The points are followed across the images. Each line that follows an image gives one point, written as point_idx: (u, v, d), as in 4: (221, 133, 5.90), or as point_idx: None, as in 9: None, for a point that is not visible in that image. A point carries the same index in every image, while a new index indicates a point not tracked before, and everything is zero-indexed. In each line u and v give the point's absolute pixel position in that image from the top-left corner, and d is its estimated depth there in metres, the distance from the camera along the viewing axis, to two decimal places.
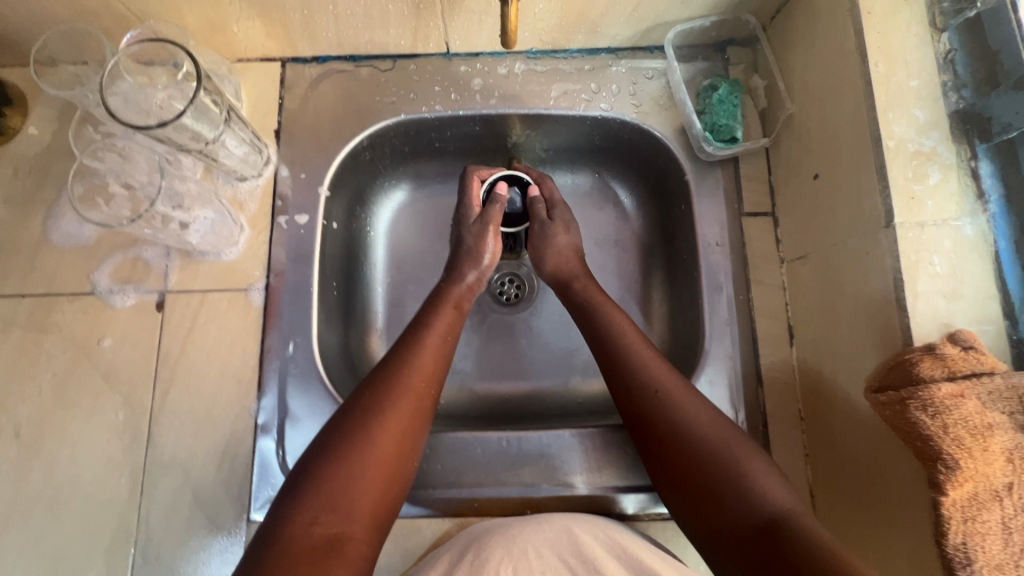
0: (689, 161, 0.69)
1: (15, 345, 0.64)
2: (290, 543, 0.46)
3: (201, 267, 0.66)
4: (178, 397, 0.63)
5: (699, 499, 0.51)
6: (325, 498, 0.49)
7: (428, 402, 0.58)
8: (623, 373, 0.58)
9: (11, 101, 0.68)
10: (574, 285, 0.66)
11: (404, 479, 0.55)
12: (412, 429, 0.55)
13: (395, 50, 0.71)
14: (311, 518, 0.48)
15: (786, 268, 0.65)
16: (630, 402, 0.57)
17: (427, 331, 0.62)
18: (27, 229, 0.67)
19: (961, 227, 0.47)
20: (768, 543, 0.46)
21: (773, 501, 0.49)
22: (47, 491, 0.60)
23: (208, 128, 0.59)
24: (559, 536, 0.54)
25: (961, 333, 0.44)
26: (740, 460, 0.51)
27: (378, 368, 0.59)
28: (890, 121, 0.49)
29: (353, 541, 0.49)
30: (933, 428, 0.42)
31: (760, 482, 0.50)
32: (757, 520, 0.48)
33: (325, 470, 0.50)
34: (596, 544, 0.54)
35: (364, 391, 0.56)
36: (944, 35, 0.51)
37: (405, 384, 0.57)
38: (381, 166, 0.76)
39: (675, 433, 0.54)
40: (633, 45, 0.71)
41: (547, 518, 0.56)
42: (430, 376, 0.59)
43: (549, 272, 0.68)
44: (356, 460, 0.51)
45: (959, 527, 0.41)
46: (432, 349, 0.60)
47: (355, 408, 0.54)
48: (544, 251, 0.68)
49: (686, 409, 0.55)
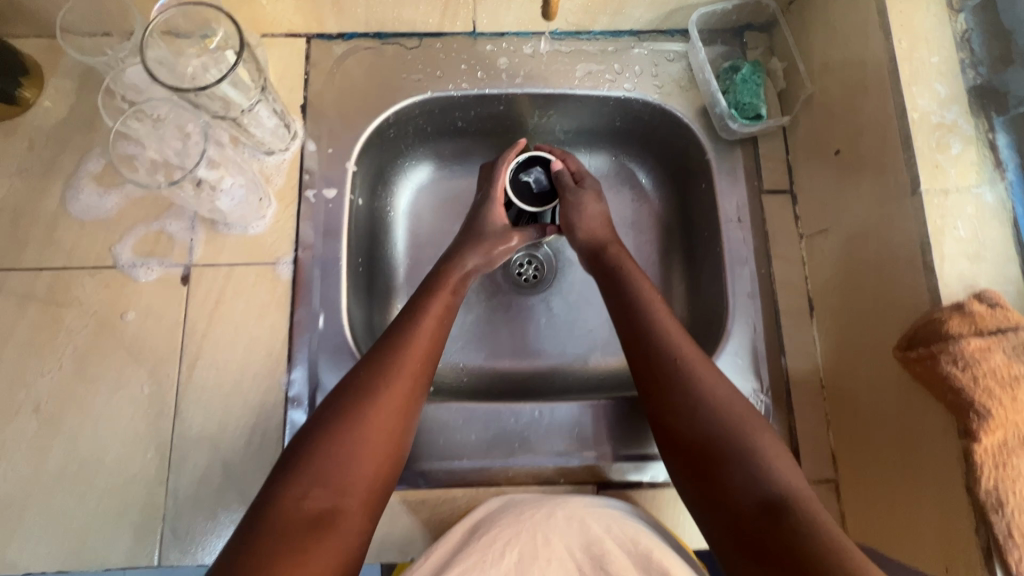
0: (710, 141, 0.71)
1: (33, 319, 0.62)
2: (279, 516, 0.45)
3: (226, 240, 0.65)
4: (206, 371, 0.62)
5: (701, 473, 0.52)
6: (317, 472, 0.47)
7: (422, 384, 0.55)
8: (646, 345, 0.59)
9: (27, 72, 0.66)
10: (609, 249, 0.68)
11: (396, 463, 0.52)
12: (405, 412, 0.53)
13: (422, 28, 0.71)
14: (302, 492, 0.46)
15: (804, 242, 0.67)
16: (648, 373, 0.58)
17: (422, 316, 0.58)
18: (44, 201, 0.65)
19: (982, 194, 0.50)
20: (763, 519, 0.47)
21: (782, 480, 0.49)
22: (71, 466, 0.59)
23: (243, 97, 0.58)
24: (569, 525, 0.53)
25: (987, 292, 0.47)
26: (753, 437, 0.52)
27: (377, 345, 0.56)
28: (914, 95, 0.52)
29: (346, 518, 0.47)
30: (963, 380, 0.45)
31: (769, 460, 0.50)
32: (756, 498, 0.48)
33: (320, 444, 0.48)
34: (605, 535, 0.52)
35: (362, 367, 0.53)
36: (961, 15, 0.54)
37: (403, 364, 0.54)
38: (403, 145, 0.76)
39: (690, 407, 0.54)
40: (655, 28, 0.73)
41: (561, 505, 0.55)
42: (427, 357, 0.56)
43: (583, 239, 0.68)
44: (351, 439, 0.49)
45: (991, 472, 0.44)
46: (428, 332, 0.57)
47: (350, 384, 0.52)
48: (579, 218, 0.68)
49: (705, 384, 0.55)
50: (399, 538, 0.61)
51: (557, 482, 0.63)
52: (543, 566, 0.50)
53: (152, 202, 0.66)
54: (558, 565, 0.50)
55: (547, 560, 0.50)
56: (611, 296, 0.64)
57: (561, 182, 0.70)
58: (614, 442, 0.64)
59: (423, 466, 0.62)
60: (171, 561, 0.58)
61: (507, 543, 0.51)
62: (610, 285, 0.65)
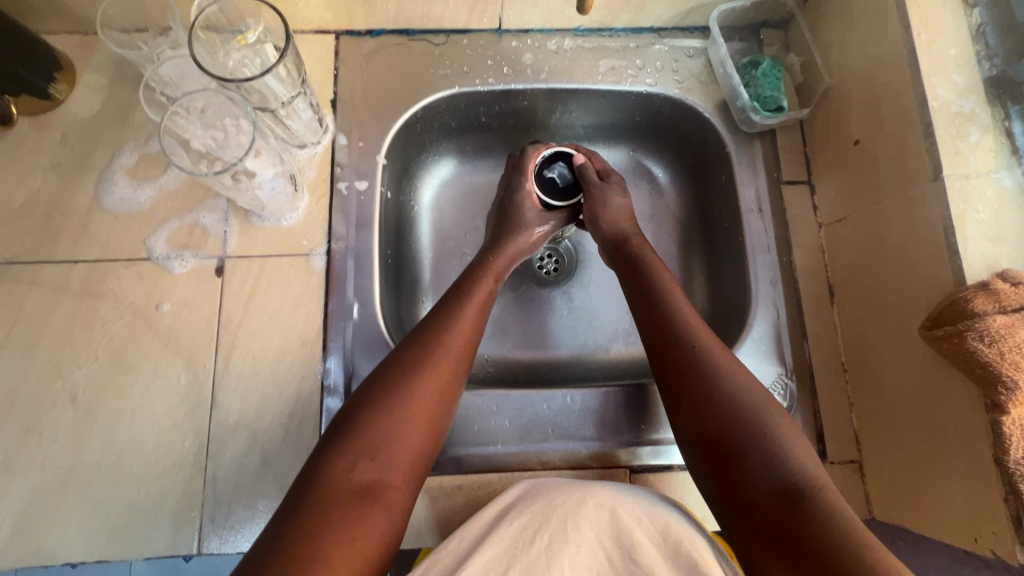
0: (730, 133, 0.73)
1: (69, 311, 0.63)
2: (330, 485, 0.46)
3: (260, 232, 0.66)
4: (242, 361, 0.63)
5: (717, 459, 0.49)
6: (364, 444, 0.48)
7: (463, 366, 0.57)
8: (663, 328, 0.57)
9: (59, 67, 0.67)
10: (631, 240, 0.67)
11: (435, 444, 0.53)
12: (446, 393, 0.54)
13: (449, 25, 0.73)
14: (350, 463, 0.47)
15: (823, 230, 0.70)
16: (664, 356, 0.56)
17: (466, 299, 0.61)
18: (77, 194, 0.66)
19: (1001, 178, 0.52)
20: (782, 508, 0.44)
21: (803, 470, 0.46)
22: (109, 455, 0.60)
23: (284, 90, 0.61)
24: (599, 515, 0.48)
25: (1010, 272, 0.49)
26: (772, 425, 0.49)
27: (419, 326, 0.58)
28: (934, 85, 0.55)
29: (391, 491, 0.48)
30: (991, 355, 0.47)
31: (790, 449, 0.47)
32: (775, 485, 0.46)
33: (366, 418, 0.49)
34: (635, 528, 0.48)
35: (407, 347, 0.55)
36: (975, 10, 0.56)
37: (445, 345, 0.56)
38: (428, 139, 0.77)
39: (707, 391, 0.52)
40: (674, 25, 0.75)
41: (590, 492, 0.50)
42: (468, 341, 0.58)
43: (607, 227, 0.69)
44: (394, 415, 0.50)
45: (1019, 443, 0.46)
46: (471, 316, 0.59)
47: (394, 362, 0.54)
48: (603, 210, 0.69)
49: (724, 370, 0.52)
50: (436, 523, 0.62)
51: (590, 466, 0.64)
52: (572, 554, 0.46)
53: (185, 195, 0.67)
54: (587, 554, 0.46)
55: (575, 547, 0.46)
56: (628, 283, 0.64)
57: (585, 176, 0.71)
58: (646, 425, 0.65)
59: (458, 452, 0.63)
60: (210, 549, 0.58)
61: (539, 530, 0.47)
62: (629, 272, 0.65)
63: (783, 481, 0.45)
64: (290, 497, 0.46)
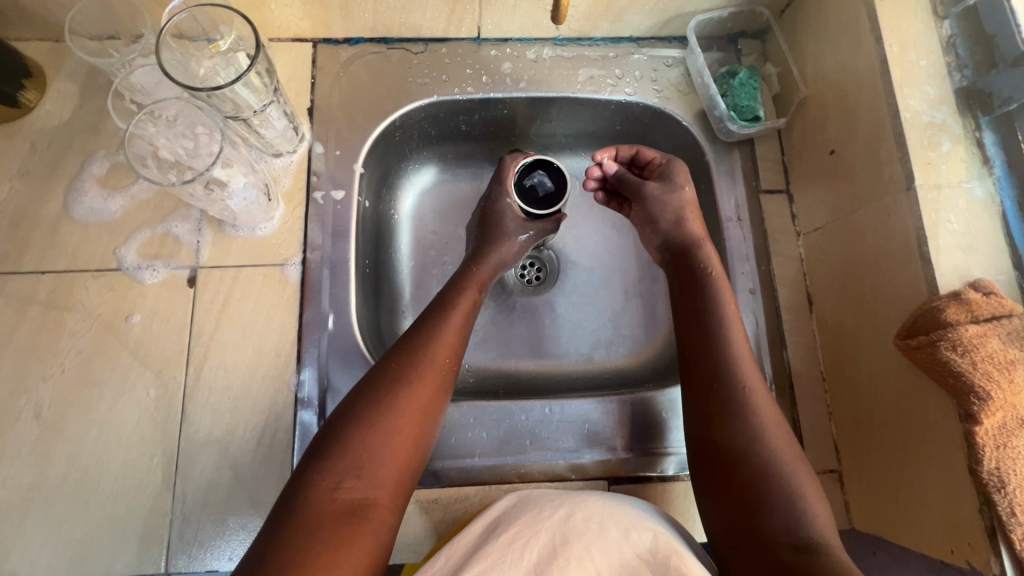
0: (709, 142, 0.73)
1: (34, 322, 0.61)
2: (314, 506, 0.45)
3: (233, 242, 0.65)
4: (213, 373, 0.62)
5: (737, 507, 0.49)
6: (349, 462, 0.47)
7: (450, 378, 0.56)
8: (709, 359, 0.56)
9: (30, 74, 0.66)
10: (703, 248, 0.63)
11: (422, 456, 0.52)
12: (432, 407, 0.53)
13: (428, 34, 0.73)
14: (337, 481, 0.46)
15: (802, 239, 0.70)
16: (706, 393, 0.55)
17: (450, 310, 0.60)
18: (46, 204, 0.64)
19: (972, 189, 0.53)
20: (796, 560, 0.44)
21: (817, 526, 0.46)
22: (74, 473, 0.58)
23: (255, 99, 0.60)
24: (588, 527, 0.46)
25: (981, 281, 0.49)
26: (795, 480, 0.49)
27: (403, 339, 0.57)
28: (906, 96, 0.55)
29: (378, 510, 0.47)
30: (963, 365, 0.47)
31: (806, 499, 0.48)
32: (791, 539, 0.45)
33: (349, 435, 0.48)
34: (625, 543, 0.45)
35: (390, 360, 0.54)
36: (946, 21, 0.57)
37: (432, 356, 0.55)
38: (408, 147, 0.77)
39: (746, 439, 0.51)
40: (653, 35, 0.76)
41: (579, 506, 0.48)
42: (453, 352, 0.57)
43: (674, 230, 0.65)
44: (380, 431, 0.49)
45: (993, 454, 0.46)
46: (455, 327, 0.59)
47: (379, 375, 0.53)
48: (662, 214, 0.66)
49: (764, 420, 0.52)
50: (412, 539, 0.60)
51: (568, 479, 0.64)
52: (562, 567, 0.43)
53: (157, 205, 0.65)
54: (576, 568, 0.43)
55: (564, 560, 0.43)
56: (683, 299, 0.61)
57: (621, 176, 0.70)
58: (623, 438, 0.64)
59: (436, 466, 0.62)
60: (178, 567, 0.57)
61: (527, 544, 0.45)
62: (685, 289, 0.61)
63: (800, 538, 0.45)
64: (272, 518, 0.45)
